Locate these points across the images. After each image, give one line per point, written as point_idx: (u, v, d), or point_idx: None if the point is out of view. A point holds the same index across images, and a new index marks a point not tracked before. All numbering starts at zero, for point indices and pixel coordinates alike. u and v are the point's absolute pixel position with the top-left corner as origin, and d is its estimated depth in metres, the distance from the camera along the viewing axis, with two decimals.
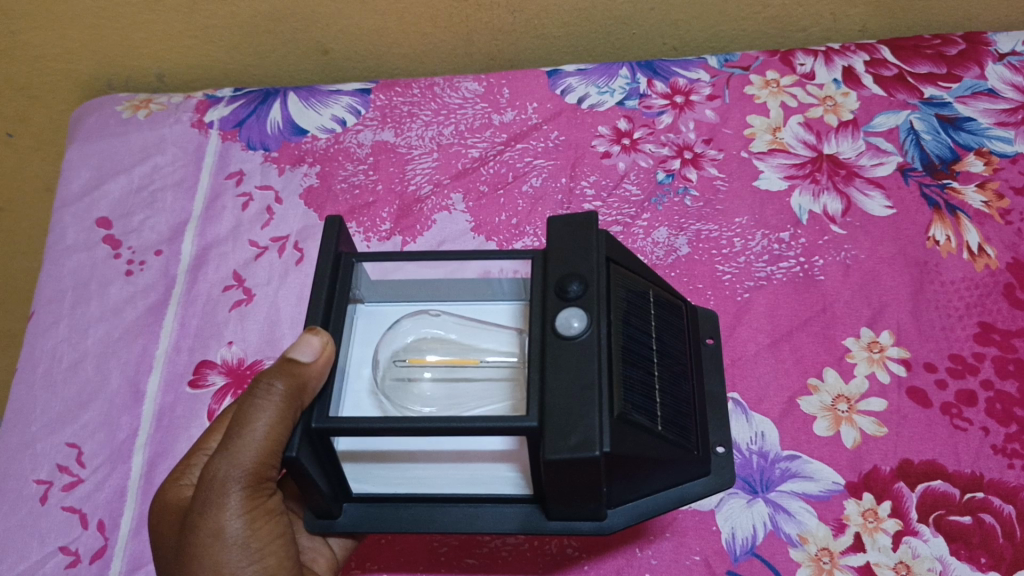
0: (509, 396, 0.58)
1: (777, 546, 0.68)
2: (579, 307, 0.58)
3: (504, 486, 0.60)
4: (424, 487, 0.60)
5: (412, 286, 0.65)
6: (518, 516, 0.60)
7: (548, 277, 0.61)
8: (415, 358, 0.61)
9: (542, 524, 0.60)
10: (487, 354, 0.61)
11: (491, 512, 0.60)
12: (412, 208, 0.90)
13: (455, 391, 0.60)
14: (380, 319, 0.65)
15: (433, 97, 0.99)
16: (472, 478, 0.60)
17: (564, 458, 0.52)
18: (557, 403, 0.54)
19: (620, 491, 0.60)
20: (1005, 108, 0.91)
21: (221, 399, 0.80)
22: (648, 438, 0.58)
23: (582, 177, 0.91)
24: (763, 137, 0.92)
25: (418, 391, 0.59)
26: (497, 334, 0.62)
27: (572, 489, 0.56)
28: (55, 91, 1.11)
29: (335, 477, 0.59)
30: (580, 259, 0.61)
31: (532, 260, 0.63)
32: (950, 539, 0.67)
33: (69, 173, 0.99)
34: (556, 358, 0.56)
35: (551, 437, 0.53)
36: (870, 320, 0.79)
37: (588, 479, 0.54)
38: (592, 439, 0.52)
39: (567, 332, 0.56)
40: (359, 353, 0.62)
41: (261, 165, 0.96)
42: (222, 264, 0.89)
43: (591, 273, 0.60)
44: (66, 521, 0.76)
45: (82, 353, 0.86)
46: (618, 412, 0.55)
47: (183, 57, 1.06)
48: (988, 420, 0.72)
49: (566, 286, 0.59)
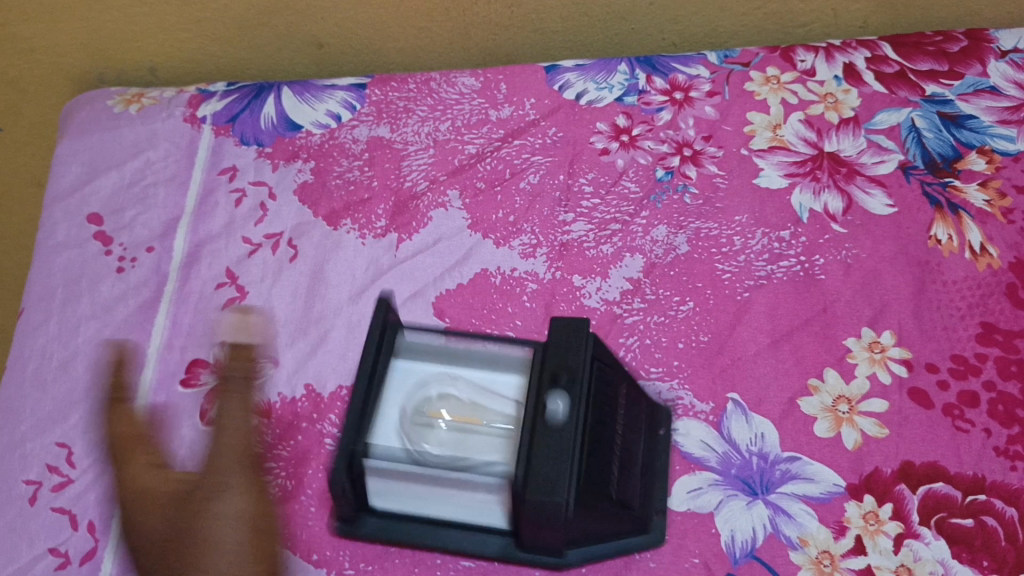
0: (506, 451, 0.64)
1: (777, 549, 0.68)
2: (566, 393, 0.63)
3: (493, 520, 0.67)
4: (428, 512, 0.68)
5: (441, 348, 0.70)
6: (496, 545, 0.68)
7: (545, 366, 0.66)
8: (433, 412, 0.66)
9: (515, 554, 0.68)
10: (496, 417, 0.66)
11: (475, 537, 0.68)
12: (409, 204, 0.89)
13: (465, 442, 0.65)
14: (411, 376, 0.68)
15: (429, 93, 0.98)
16: (467, 511, 0.67)
17: (536, 514, 0.60)
18: (539, 463, 0.61)
19: (579, 534, 0.65)
20: (1008, 105, 0.90)
21: (213, 398, 0.79)
22: (602, 502, 0.64)
23: (580, 174, 0.90)
24: (763, 134, 0.90)
25: (433, 437, 0.65)
26: (504, 400, 0.67)
27: (540, 534, 0.64)
28: (45, 85, 1.09)
29: (362, 492, 0.67)
30: (571, 354, 0.66)
31: (534, 351, 0.68)
32: (953, 542, 0.67)
33: (58, 169, 0.97)
34: (542, 433, 0.62)
35: (531, 491, 0.60)
36: (871, 320, 0.78)
37: (553, 526, 0.62)
38: (559, 502, 0.59)
39: (553, 414, 0.62)
40: (391, 397, 0.67)
41: (255, 161, 0.94)
42: (214, 261, 0.88)
43: (579, 367, 0.65)
44: (55, 523, 0.74)
45: (73, 351, 0.84)
46: (584, 478, 0.62)
47: (174, 50, 1.04)
48: (990, 421, 0.72)
49: (557, 376, 0.65)
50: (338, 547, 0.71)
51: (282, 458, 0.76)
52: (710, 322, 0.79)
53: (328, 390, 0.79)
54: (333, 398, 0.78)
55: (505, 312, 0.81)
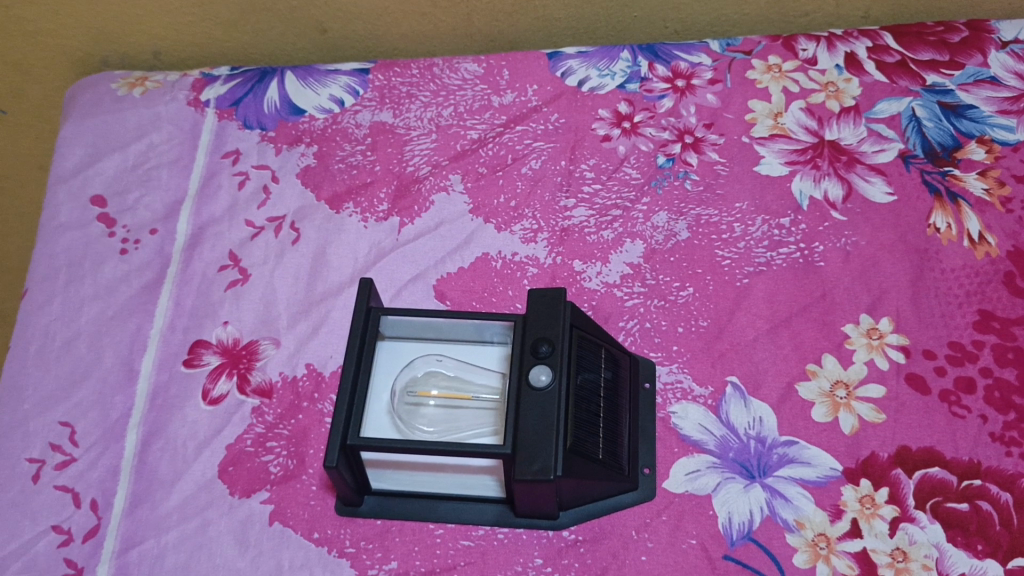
0: (494, 423, 0.71)
1: (774, 531, 0.68)
2: (547, 364, 0.68)
3: (486, 489, 0.71)
4: (424, 486, 0.72)
5: (422, 329, 0.75)
6: (493, 512, 0.71)
7: (525, 338, 0.71)
8: (422, 390, 0.72)
9: (512, 520, 0.71)
10: (481, 391, 0.73)
11: (472, 508, 0.71)
12: (411, 188, 0.90)
13: (453, 416, 0.71)
14: (399, 356, 0.75)
15: (432, 78, 0.98)
16: (460, 482, 0.71)
17: (527, 479, 0.64)
18: (526, 435, 0.66)
19: (569, 494, 0.69)
20: (1008, 96, 0.90)
21: (216, 379, 0.80)
22: (593, 463, 0.68)
23: (581, 160, 0.90)
24: (765, 122, 0.91)
25: (424, 414, 0.71)
26: (486, 373, 0.74)
27: (536, 501, 0.68)
28: (48, 68, 1.09)
29: (361, 474, 0.70)
30: (550, 323, 0.71)
31: (514, 323, 0.72)
32: (948, 526, 0.68)
33: (62, 151, 0.97)
34: (528, 405, 0.67)
35: (520, 462, 0.65)
36: (870, 307, 0.79)
37: (545, 494, 0.66)
38: (549, 467, 0.64)
39: (537, 384, 0.67)
40: (381, 381, 0.73)
41: (258, 145, 0.95)
42: (217, 243, 0.89)
43: (558, 336, 0.70)
44: (58, 500, 0.75)
45: (76, 331, 0.85)
46: (571, 443, 0.66)
47: (177, 34, 1.04)
48: (987, 407, 0.73)
49: (538, 346, 0.69)
50: (339, 526, 0.71)
51: (283, 437, 0.76)
52: (710, 308, 0.80)
53: (329, 369, 0.79)
54: (334, 378, 0.79)
55: (505, 296, 0.82)
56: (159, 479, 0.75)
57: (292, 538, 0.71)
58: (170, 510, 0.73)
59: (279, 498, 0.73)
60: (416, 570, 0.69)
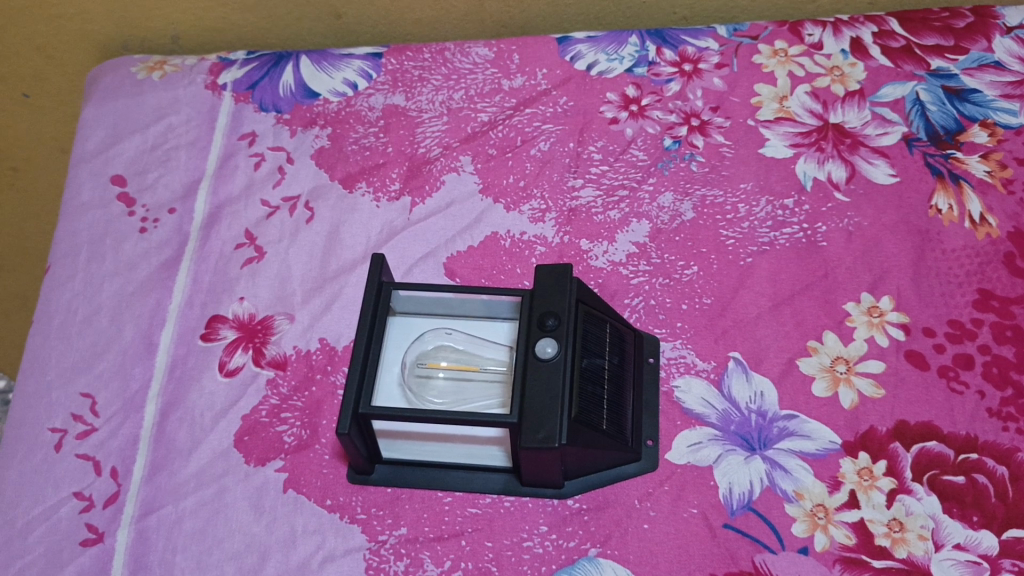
0: (502, 395, 0.73)
1: (773, 501, 0.70)
2: (553, 337, 0.70)
3: (494, 459, 0.73)
4: (434, 456, 0.74)
5: (433, 304, 0.77)
6: (500, 481, 0.73)
7: (532, 312, 0.73)
8: (432, 362, 0.74)
9: (518, 488, 0.73)
10: (488, 364, 0.75)
11: (479, 477, 0.74)
12: (422, 168, 0.92)
13: (460, 388, 0.73)
14: (410, 330, 0.77)
15: (444, 62, 1.00)
16: (468, 452, 0.73)
17: (532, 447, 0.66)
18: (532, 405, 0.68)
19: (574, 464, 0.71)
20: (1011, 80, 0.91)
21: (232, 352, 0.82)
22: (597, 433, 0.70)
23: (589, 142, 0.92)
24: (770, 105, 0.92)
25: (434, 386, 0.73)
26: (494, 347, 0.76)
27: (541, 470, 0.70)
28: (70, 52, 1.12)
29: (372, 443, 0.72)
30: (556, 298, 0.73)
31: (521, 298, 0.74)
32: (944, 498, 0.69)
33: (84, 133, 1.00)
34: (533, 376, 0.69)
35: (526, 430, 0.67)
36: (871, 285, 0.80)
37: (550, 463, 0.68)
38: (554, 435, 0.66)
39: (543, 356, 0.69)
40: (392, 354, 0.75)
41: (273, 127, 0.97)
42: (234, 222, 0.91)
43: (564, 310, 0.72)
44: (80, 468, 0.78)
45: (97, 306, 0.87)
46: (575, 413, 0.68)
47: (196, 19, 1.07)
48: (984, 383, 0.74)
49: (545, 320, 0.71)
50: (351, 493, 0.74)
51: (297, 408, 0.78)
52: (714, 286, 0.81)
53: (342, 343, 0.82)
54: (347, 352, 0.81)
55: (514, 274, 0.84)
56: (177, 447, 0.78)
57: (305, 504, 0.74)
58: (188, 477, 0.76)
59: (293, 467, 0.75)
60: (425, 536, 0.71)
